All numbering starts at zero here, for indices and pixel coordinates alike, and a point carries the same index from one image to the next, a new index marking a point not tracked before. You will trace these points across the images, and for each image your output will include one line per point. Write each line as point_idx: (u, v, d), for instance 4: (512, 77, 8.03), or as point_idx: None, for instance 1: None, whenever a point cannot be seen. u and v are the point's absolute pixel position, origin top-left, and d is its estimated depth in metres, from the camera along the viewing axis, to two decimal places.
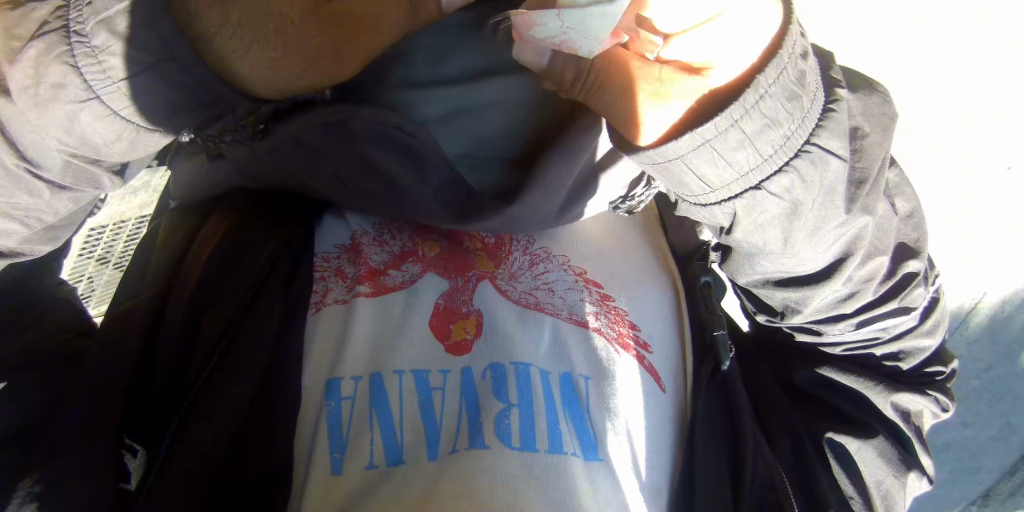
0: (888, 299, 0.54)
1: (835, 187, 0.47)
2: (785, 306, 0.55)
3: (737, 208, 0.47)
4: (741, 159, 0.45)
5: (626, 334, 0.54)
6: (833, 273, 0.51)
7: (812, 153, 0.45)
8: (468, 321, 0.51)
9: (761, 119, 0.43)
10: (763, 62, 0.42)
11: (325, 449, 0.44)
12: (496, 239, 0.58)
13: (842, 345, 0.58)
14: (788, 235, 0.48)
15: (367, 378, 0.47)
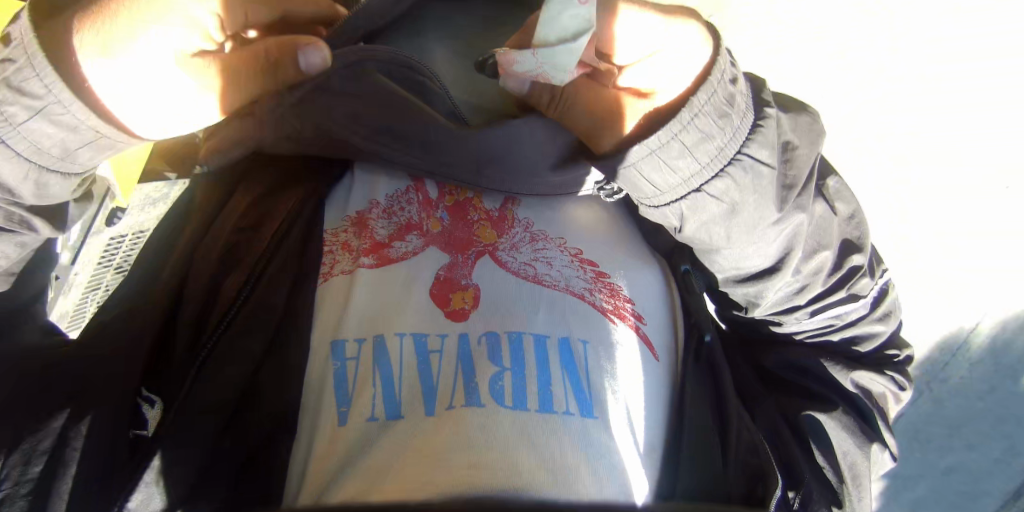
0: (836, 288, 0.61)
1: (766, 190, 0.53)
2: (749, 299, 0.61)
3: (683, 208, 0.53)
4: (684, 167, 0.51)
5: (623, 307, 0.56)
6: (782, 266, 0.57)
7: (745, 161, 0.52)
8: (467, 292, 0.54)
9: (698, 133, 0.50)
10: (696, 86, 0.50)
11: (332, 403, 0.48)
12: (499, 213, 0.60)
13: (803, 333, 0.64)
14: (730, 232, 0.55)
15: (371, 339, 0.50)
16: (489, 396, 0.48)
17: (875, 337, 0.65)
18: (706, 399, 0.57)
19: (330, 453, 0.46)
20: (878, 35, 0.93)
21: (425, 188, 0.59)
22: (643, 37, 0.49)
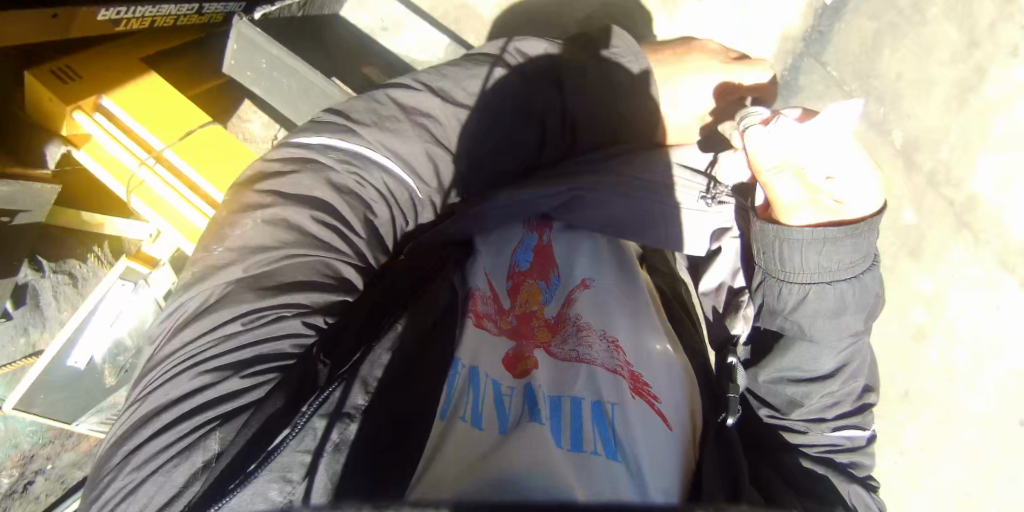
0: (856, 412, 0.81)
1: (863, 305, 0.75)
2: (793, 400, 0.80)
3: (809, 291, 0.75)
4: (833, 260, 0.73)
5: (642, 387, 0.69)
6: (836, 373, 0.78)
7: (863, 278, 0.74)
8: (530, 360, 0.72)
9: (846, 247, 0.72)
10: (872, 211, 0.72)
11: (438, 409, 0.68)
12: (555, 317, 0.79)
13: (820, 446, 0.81)
14: (821, 328, 0.75)
15: (469, 370, 0.71)
16: (545, 420, 0.63)
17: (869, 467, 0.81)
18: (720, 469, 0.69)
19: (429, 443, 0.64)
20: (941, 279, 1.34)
21: (500, 300, 0.82)
22: (846, 164, 0.71)
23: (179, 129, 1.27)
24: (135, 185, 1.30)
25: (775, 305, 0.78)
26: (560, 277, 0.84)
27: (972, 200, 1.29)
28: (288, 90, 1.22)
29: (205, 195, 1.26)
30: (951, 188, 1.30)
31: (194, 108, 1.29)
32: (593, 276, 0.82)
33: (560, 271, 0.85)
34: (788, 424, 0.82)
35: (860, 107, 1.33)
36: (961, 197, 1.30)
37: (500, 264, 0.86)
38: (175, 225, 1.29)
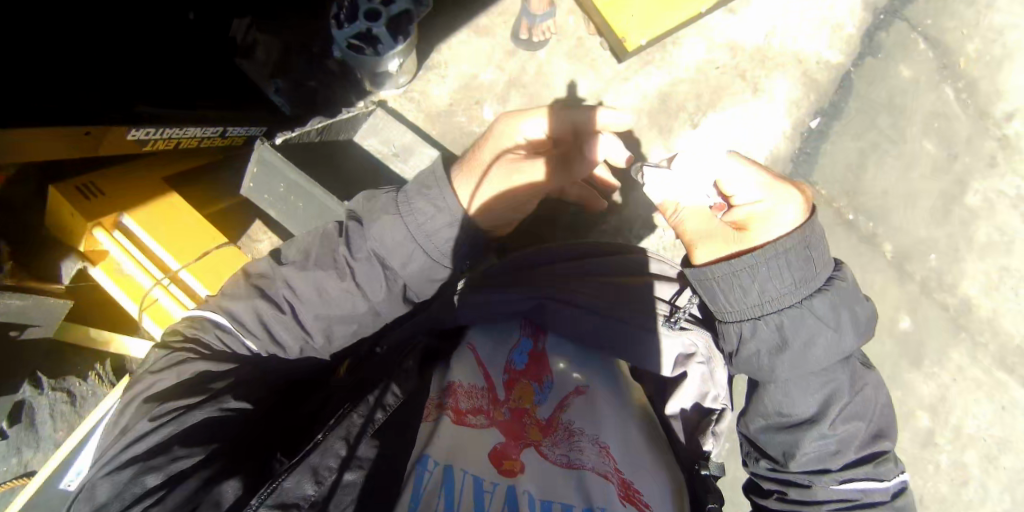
0: (861, 464, 0.87)
1: (812, 341, 0.83)
2: (784, 454, 0.88)
3: (744, 328, 0.85)
4: (757, 290, 0.82)
5: (631, 494, 0.72)
6: (818, 418, 0.86)
7: (804, 305, 0.82)
8: (514, 462, 0.72)
9: (769, 277, 0.82)
10: (781, 233, 0.83)
11: (404, 510, 0.63)
12: (548, 420, 0.80)
13: (830, 502, 0.87)
14: (778, 362, 0.84)
15: (444, 465, 0.67)
16: None
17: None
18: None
19: None
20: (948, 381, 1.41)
21: (495, 392, 0.81)
22: (740, 190, 0.85)
23: (194, 252, 1.31)
24: (147, 303, 1.29)
25: (727, 344, 0.88)
26: (554, 381, 0.86)
27: (968, 303, 1.41)
28: (302, 212, 1.25)
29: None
30: (947, 293, 1.41)
31: (214, 232, 1.35)
32: (582, 382, 0.85)
33: (552, 377, 0.86)
34: (793, 478, 0.88)
35: (849, 221, 1.42)
36: (956, 301, 1.41)
37: (497, 358, 0.86)
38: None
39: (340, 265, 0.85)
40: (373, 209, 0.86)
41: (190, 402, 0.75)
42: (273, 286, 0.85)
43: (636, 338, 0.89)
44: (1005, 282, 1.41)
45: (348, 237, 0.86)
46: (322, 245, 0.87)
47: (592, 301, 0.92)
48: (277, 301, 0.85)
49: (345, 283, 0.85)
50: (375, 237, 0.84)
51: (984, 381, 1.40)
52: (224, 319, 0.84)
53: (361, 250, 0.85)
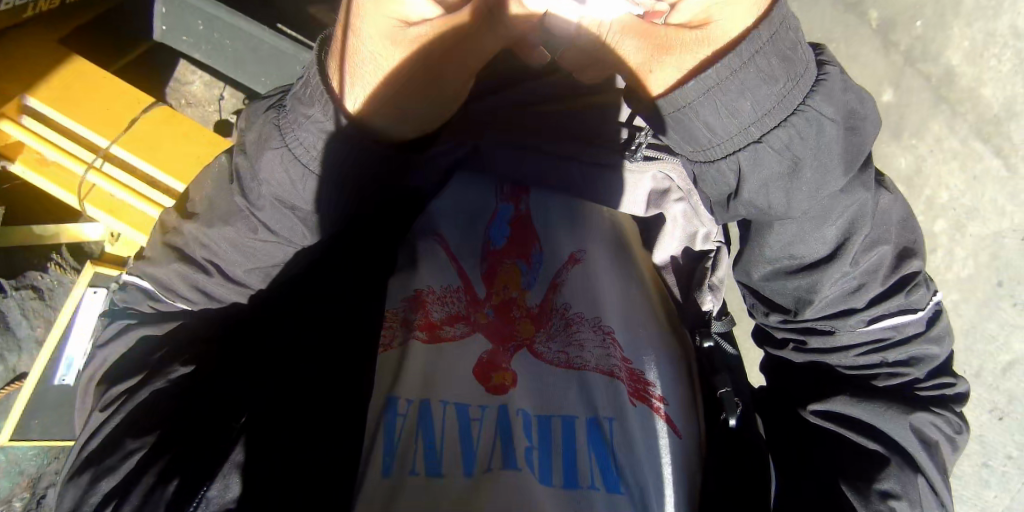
0: (893, 293, 0.61)
1: (829, 147, 0.50)
2: (798, 300, 0.60)
3: (742, 161, 0.51)
4: (743, 109, 0.49)
5: (644, 389, 0.60)
6: (839, 252, 0.57)
7: (808, 112, 0.49)
8: (506, 372, 0.58)
9: (757, 76, 0.48)
10: (757, 20, 0.48)
11: (378, 464, 0.53)
12: (541, 307, 0.63)
13: (858, 347, 0.63)
14: (791, 193, 0.52)
15: (418, 401, 0.56)
16: (524, 462, 0.53)
17: (928, 361, 0.64)
18: (741, 482, 0.61)
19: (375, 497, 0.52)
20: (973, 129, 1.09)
21: (473, 288, 0.64)
22: None
23: (119, 121, 0.98)
24: (87, 192, 1.00)
25: (716, 189, 0.54)
26: (545, 254, 0.66)
27: (952, 73, 1.08)
28: (239, 55, 1.00)
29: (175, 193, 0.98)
30: (929, 63, 1.09)
31: (136, 92, 0.99)
32: (583, 247, 0.66)
33: (542, 245, 0.66)
34: (807, 326, 0.63)
35: None
36: (938, 70, 1.08)
37: (471, 236, 0.67)
38: (136, 226, 1.01)
39: (242, 214, 0.58)
40: (259, 133, 0.56)
41: (136, 383, 0.62)
42: (187, 247, 0.61)
43: (591, 177, 0.66)
44: (988, 48, 1.07)
45: (240, 177, 0.57)
46: (217, 187, 0.60)
47: (535, 136, 0.66)
48: (199, 263, 0.61)
49: (260, 235, 0.59)
50: (270, 176, 0.56)
51: (959, 153, 1.10)
52: (147, 285, 0.63)
53: (257, 194, 0.57)
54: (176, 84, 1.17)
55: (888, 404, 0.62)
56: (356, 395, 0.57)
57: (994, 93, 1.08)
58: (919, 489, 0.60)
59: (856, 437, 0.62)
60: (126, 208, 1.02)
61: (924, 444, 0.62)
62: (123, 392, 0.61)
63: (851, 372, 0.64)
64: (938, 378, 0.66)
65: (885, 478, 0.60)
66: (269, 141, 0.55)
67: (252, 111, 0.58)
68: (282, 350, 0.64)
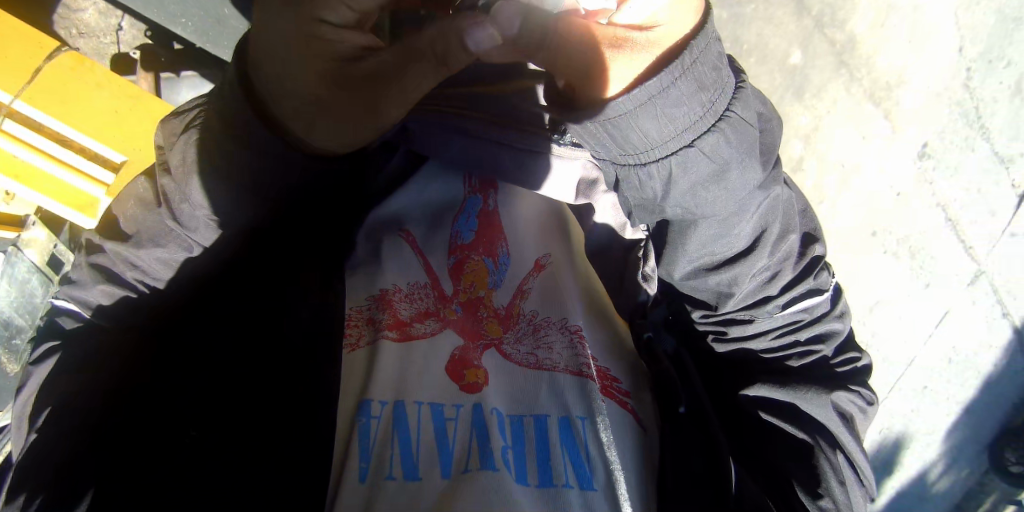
0: (803, 277, 0.59)
1: (750, 148, 0.50)
2: (719, 294, 0.58)
3: (673, 165, 0.49)
4: (678, 118, 0.47)
5: (611, 385, 0.61)
6: (756, 246, 0.55)
7: (732, 116, 0.49)
8: (479, 369, 0.58)
9: (695, 86, 0.47)
10: (695, 29, 0.46)
11: (353, 471, 0.53)
12: (507, 309, 0.63)
13: (774, 330, 0.61)
14: (718, 194, 0.51)
15: (392, 403, 0.56)
16: (501, 463, 0.53)
17: (835, 338, 0.63)
18: (698, 477, 0.57)
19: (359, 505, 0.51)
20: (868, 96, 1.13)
21: (441, 284, 0.63)
22: None
23: (21, 69, 0.86)
24: None
25: (642, 192, 0.52)
26: (512, 255, 0.65)
27: (854, 40, 1.11)
28: None
29: (100, 157, 0.92)
30: (836, 28, 1.11)
31: (38, 35, 0.88)
32: (548, 255, 0.66)
33: (510, 246, 0.65)
34: (729, 316, 0.61)
35: None
36: (843, 37, 1.11)
37: (440, 230, 0.66)
38: (52, 195, 0.90)
39: (176, 235, 0.59)
40: (179, 156, 0.55)
41: (50, 412, 0.58)
42: (113, 268, 0.61)
43: (519, 160, 0.62)
44: (888, 18, 1.10)
45: (166, 199, 0.57)
46: (143, 207, 0.59)
47: (469, 113, 0.61)
48: (132, 284, 0.61)
49: (195, 253, 0.60)
50: (199, 200, 0.56)
51: (852, 114, 1.14)
52: (71, 304, 0.63)
53: (189, 217, 0.57)
54: (65, 8, 1.01)
55: (812, 388, 0.60)
56: (291, 400, 0.57)
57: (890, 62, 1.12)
58: (841, 467, 0.59)
59: (782, 423, 0.60)
60: (32, 176, 0.89)
61: (842, 419, 0.62)
62: (43, 419, 0.58)
63: (771, 355, 0.62)
64: (844, 354, 0.64)
65: (818, 462, 0.58)
66: (192, 168, 0.54)
67: (172, 129, 0.58)
68: (208, 358, 0.62)
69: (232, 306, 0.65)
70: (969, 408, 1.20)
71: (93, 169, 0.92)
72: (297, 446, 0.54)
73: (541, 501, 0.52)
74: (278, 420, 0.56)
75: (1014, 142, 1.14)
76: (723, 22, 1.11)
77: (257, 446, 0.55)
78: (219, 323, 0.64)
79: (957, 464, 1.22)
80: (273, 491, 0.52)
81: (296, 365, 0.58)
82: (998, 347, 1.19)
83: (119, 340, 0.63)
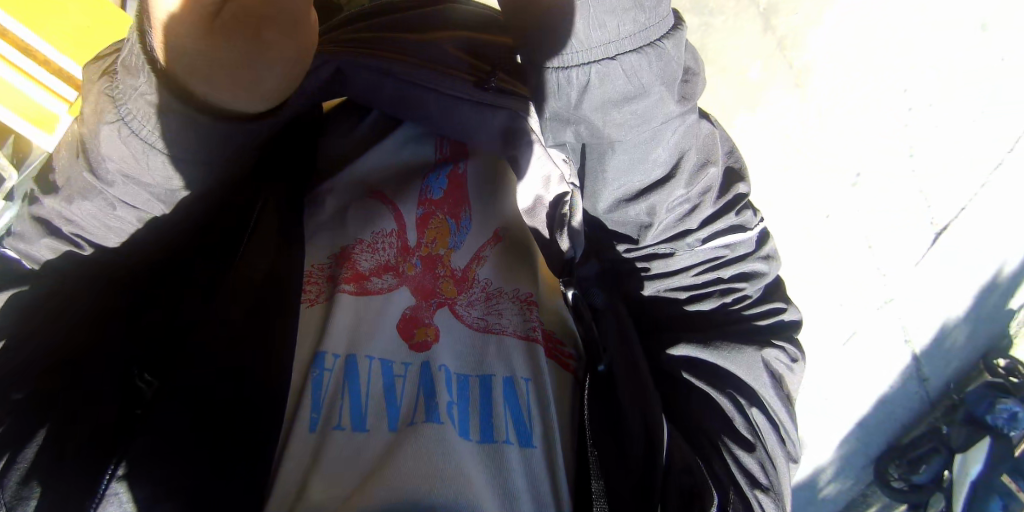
0: (723, 214, 0.61)
1: (674, 80, 0.50)
2: (641, 224, 0.58)
3: (591, 76, 0.48)
4: (604, 32, 0.47)
5: (555, 351, 0.64)
6: (674, 173, 0.55)
7: (661, 45, 0.48)
8: (430, 327, 0.61)
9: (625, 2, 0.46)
10: None
11: (304, 419, 0.57)
12: (463, 271, 0.65)
13: (696, 267, 0.63)
14: (629, 117, 0.50)
15: (345, 356, 0.59)
16: (446, 416, 0.56)
17: (759, 278, 0.66)
18: (624, 432, 0.59)
19: (319, 448, 0.55)
20: (821, 105, 1.17)
21: (405, 235, 0.65)
22: None
23: None
24: None
25: (557, 103, 0.51)
26: (473, 221, 0.67)
27: (809, 67, 1.16)
28: None
29: (63, 72, 0.91)
30: (795, 52, 1.16)
31: None
32: (508, 225, 0.67)
33: (474, 210, 0.67)
34: (649, 252, 0.62)
35: None
36: (800, 62, 1.16)
37: (405, 188, 0.68)
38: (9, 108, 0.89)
39: (99, 195, 0.56)
40: (94, 105, 0.53)
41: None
42: (47, 220, 0.59)
43: (449, 112, 0.63)
44: (847, 47, 1.15)
45: (85, 149, 0.54)
46: (69, 158, 0.56)
47: (403, 58, 0.63)
48: (65, 237, 0.59)
49: (118, 211, 0.58)
50: (112, 154, 0.53)
51: (798, 131, 1.18)
52: (14, 253, 0.61)
53: (104, 170, 0.54)
54: None
55: (735, 345, 0.63)
56: (241, 363, 0.57)
57: (840, 89, 1.16)
58: (761, 428, 0.62)
59: (706, 386, 0.63)
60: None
61: (772, 378, 0.65)
62: None
63: (689, 293, 0.65)
64: (767, 303, 0.67)
65: (736, 425, 0.62)
66: (103, 115, 0.52)
67: (91, 74, 0.55)
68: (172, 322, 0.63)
69: (192, 260, 0.66)
70: (861, 423, 1.25)
71: (54, 83, 0.90)
72: (248, 402, 0.56)
73: (478, 458, 0.55)
74: (227, 379, 0.57)
75: (938, 184, 1.19)
76: (691, 28, 1.18)
77: (209, 407, 0.56)
78: (180, 279, 0.65)
79: (844, 473, 1.27)
80: (220, 461, 0.54)
81: (247, 339, 0.58)
82: (898, 370, 1.23)
83: (72, 285, 0.61)
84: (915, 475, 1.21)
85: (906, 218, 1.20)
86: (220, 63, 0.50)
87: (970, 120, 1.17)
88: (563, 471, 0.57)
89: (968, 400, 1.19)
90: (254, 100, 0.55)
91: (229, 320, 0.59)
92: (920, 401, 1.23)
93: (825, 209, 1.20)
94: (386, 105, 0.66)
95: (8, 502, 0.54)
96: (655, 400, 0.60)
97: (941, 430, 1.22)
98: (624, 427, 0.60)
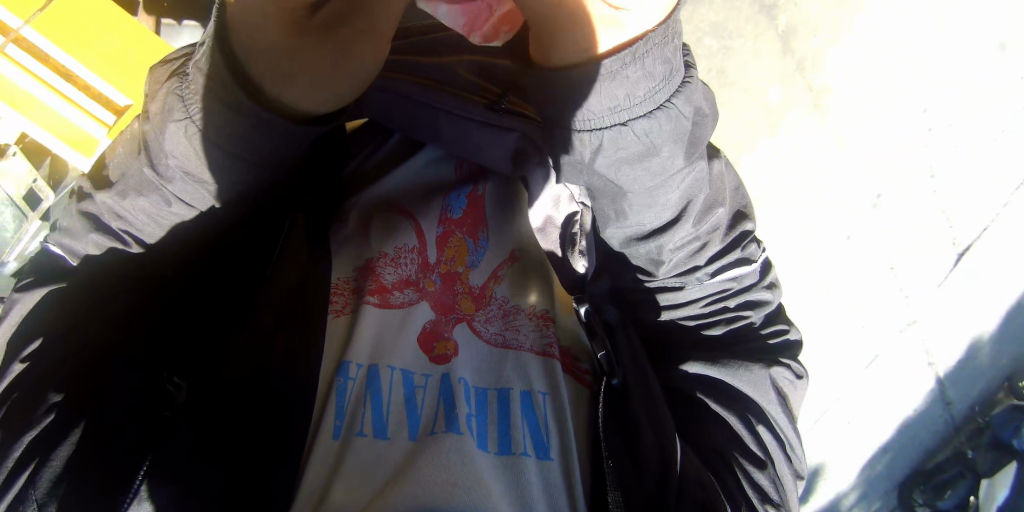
0: (731, 249, 0.62)
1: (683, 136, 0.52)
2: (652, 259, 0.60)
3: (604, 138, 0.51)
4: (616, 101, 0.49)
5: (573, 365, 0.65)
6: (683, 216, 0.57)
7: (671, 108, 0.50)
8: (448, 342, 0.63)
9: (641, 74, 0.48)
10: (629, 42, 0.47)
11: (328, 425, 0.59)
12: (481, 288, 0.67)
13: (705, 298, 0.64)
14: (640, 173, 0.53)
15: (367, 366, 0.61)
16: (465, 428, 0.57)
17: (763, 307, 0.67)
18: (631, 446, 0.61)
19: (341, 456, 0.57)
20: (839, 126, 1.18)
21: (426, 251, 0.68)
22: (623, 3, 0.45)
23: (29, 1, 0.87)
24: None
25: (572, 157, 0.54)
26: (491, 240, 0.69)
27: (830, 88, 1.17)
28: None
29: (102, 96, 0.96)
30: (815, 75, 1.17)
31: None
32: (523, 246, 0.70)
33: (491, 232, 0.70)
34: (660, 284, 0.64)
35: None
36: (820, 84, 1.17)
37: (425, 206, 0.70)
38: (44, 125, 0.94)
39: (157, 189, 0.59)
40: (158, 104, 0.55)
41: (41, 343, 0.61)
42: (100, 215, 0.61)
43: (459, 130, 0.67)
44: (867, 70, 1.16)
45: (147, 147, 0.57)
46: (126, 155, 0.59)
47: (417, 79, 0.67)
48: (116, 233, 0.62)
49: (174, 207, 0.60)
50: (176, 151, 0.56)
51: (817, 150, 1.19)
52: (58, 249, 0.64)
53: (165, 167, 0.57)
54: None
55: (742, 362, 0.64)
56: (267, 375, 0.60)
57: (859, 112, 1.18)
58: (769, 445, 0.64)
59: (721, 408, 0.64)
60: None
61: (780, 397, 0.66)
62: (35, 350, 0.61)
63: (698, 322, 0.66)
64: (772, 325, 0.68)
65: (746, 441, 0.63)
66: (171, 114, 0.54)
67: (158, 76, 0.57)
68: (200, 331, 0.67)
69: (220, 271, 0.69)
70: (884, 447, 1.24)
71: (93, 106, 0.95)
72: (274, 410, 0.58)
73: (495, 468, 0.56)
74: (256, 388, 0.59)
75: (959, 205, 1.19)
76: (712, 51, 1.19)
77: (234, 415, 0.58)
78: (211, 291, 0.68)
79: (868, 498, 1.25)
80: (240, 470, 0.56)
81: (275, 350, 0.61)
82: (922, 394, 1.22)
83: (110, 283, 0.64)
84: (940, 500, 1.19)
85: (928, 238, 1.19)
86: (279, 70, 0.52)
87: (989, 139, 1.17)
88: (580, 482, 0.59)
89: (995, 423, 1.18)
90: (306, 101, 0.55)
91: (263, 326, 0.62)
92: (944, 425, 1.22)
93: (845, 230, 1.20)
94: (411, 125, 0.70)
95: (39, 500, 0.56)
96: (669, 418, 0.61)
97: (966, 454, 1.20)
98: (638, 446, 0.60)
